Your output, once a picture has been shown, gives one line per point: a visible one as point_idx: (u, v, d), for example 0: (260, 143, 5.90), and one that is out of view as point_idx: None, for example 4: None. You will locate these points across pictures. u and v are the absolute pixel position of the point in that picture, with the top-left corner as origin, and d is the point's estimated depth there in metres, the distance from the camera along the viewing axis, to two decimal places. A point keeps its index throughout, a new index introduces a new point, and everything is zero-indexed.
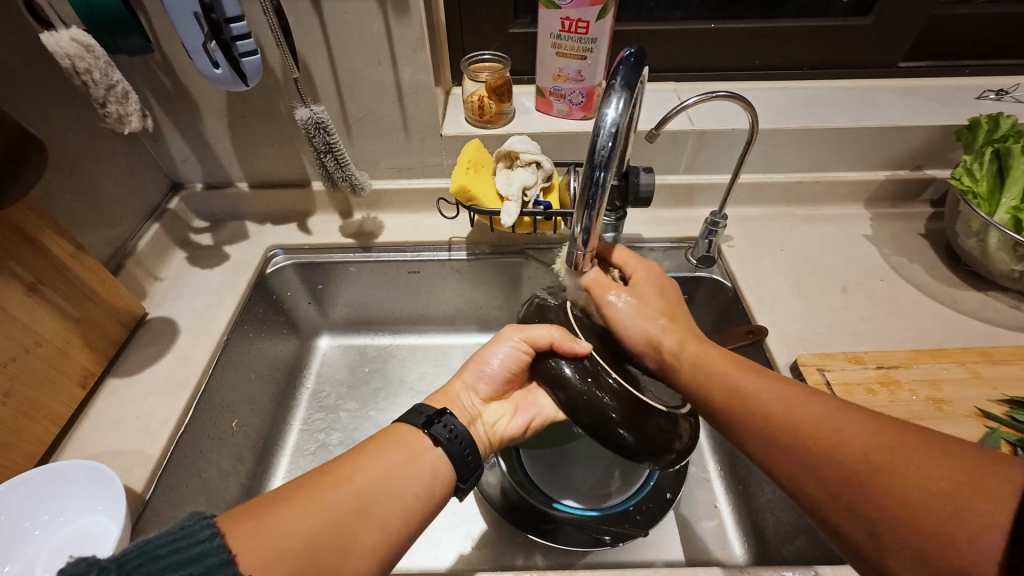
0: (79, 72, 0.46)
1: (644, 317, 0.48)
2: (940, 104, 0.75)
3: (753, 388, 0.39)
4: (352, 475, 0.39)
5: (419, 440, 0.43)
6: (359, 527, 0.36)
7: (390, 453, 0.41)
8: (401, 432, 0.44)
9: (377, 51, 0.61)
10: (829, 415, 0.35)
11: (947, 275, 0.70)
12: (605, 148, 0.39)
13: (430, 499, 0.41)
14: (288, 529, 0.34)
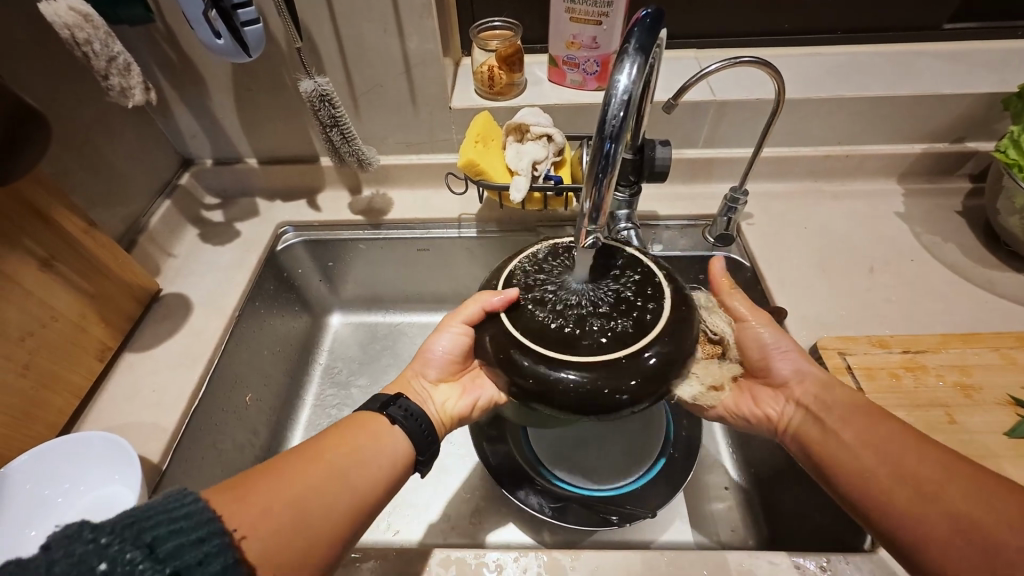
0: (78, 43, 0.45)
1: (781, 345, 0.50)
2: (986, 69, 0.70)
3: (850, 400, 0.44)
4: (316, 454, 0.40)
5: (377, 422, 0.44)
6: (331, 499, 0.38)
7: (358, 428, 0.43)
8: (362, 415, 0.44)
9: (382, 19, 0.59)
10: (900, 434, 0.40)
11: (984, 255, 0.66)
12: (616, 117, 0.36)
13: (401, 468, 0.43)
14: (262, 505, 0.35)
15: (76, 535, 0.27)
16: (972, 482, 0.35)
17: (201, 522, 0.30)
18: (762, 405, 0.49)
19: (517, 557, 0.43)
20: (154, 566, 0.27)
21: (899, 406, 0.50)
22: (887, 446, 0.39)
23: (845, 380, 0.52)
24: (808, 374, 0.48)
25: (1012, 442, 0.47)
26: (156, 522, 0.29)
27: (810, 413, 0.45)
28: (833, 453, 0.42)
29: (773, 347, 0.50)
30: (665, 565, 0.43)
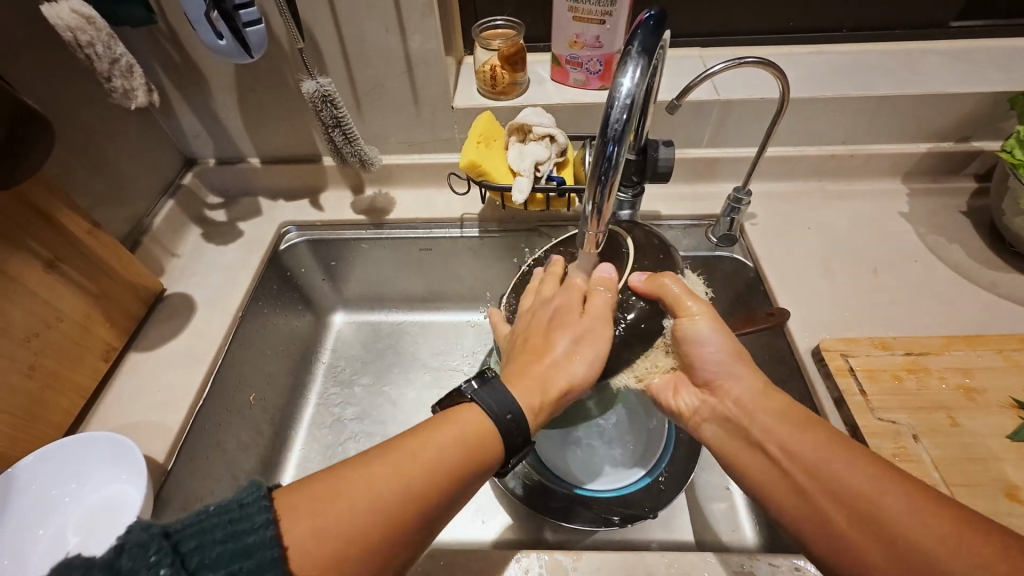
0: (81, 45, 0.45)
1: (721, 341, 0.45)
2: (993, 67, 0.69)
3: (771, 409, 0.42)
4: (387, 479, 0.34)
5: (481, 442, 0.38)
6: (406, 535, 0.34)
7: (442, 446, 0.37)
8: (459, 425, 0.38)
9: (384, 18, 0.59)
10: (826, 447, 0.37)
11: (989, 256, 0.66)
12: (619, 120, 0.36)
13: (470, 489, 0.38)
14: (333, 549, 0.32)
15: (141, 554, 0.27)
16: (909, 500, 0.33)
17: (263, 566, 0.29)
18: (679, 395, 0.48)
19: (518, 558, 0.44)
20: None
21: (901, 409, 0.50)
22: (819, 466, 0.37)
23: (847, 381, 0.52)
24: (735, 373, 0.45)
25: (1014, 444, 0.47)
26: (217, 554, 0.29)
27: (735, 425, 0.43)
28: (768, 478, 0.40)
29: (707, 345, 0.45)
30: (666, 566, 0.43)
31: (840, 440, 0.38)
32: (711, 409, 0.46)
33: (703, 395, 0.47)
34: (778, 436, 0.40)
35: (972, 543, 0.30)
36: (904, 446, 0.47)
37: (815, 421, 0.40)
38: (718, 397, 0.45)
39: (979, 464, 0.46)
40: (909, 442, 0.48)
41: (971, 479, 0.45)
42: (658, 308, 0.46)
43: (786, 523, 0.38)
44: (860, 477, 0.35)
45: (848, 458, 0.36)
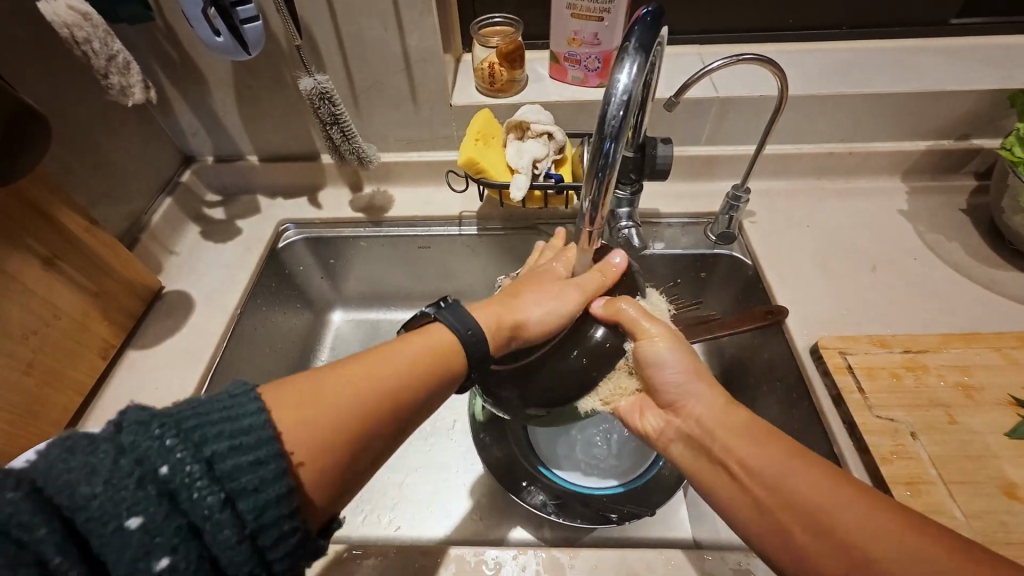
0: (77, 42, 0.45)
1: (678, 362, 0.43)
2: (993, 65, 0.69)
3: (725, 421, 0.41)
4: (372, 378, 0.37)
5: (449, 353, 0.41)
6: (386, 431, 0.37)
7: (413, 352, 0.40)
8: (428, 337, 0.41)
9: (382, 16, 0.59)
10: (776, 458, 0.36)
11: (988, 254, 0.66)
12: (616, 116, 0.36)
13: (440, 394, 0.41)
14: (324, 432, 0.33)
15: (144, 429, 0.27)
16: (857, 507, 0.32)
17: (263, 442, 0.29)
18: (645, 416, 0.45)
19: (515, 555, 0.44)
20: (210, 486, 0.27)
21: (900, 406, 0.50)
22: (774, 479, 0.36)
23: (845, 379, 0.52)
24: (696, 391, 0.43)
25: (1012, 442, 0.47)
26: (218, 432, 0.28)
27: (696, 442, 0.42)
28: (727, 495, 0.39)
29: (667, 367, 0.43)
30: (664, 565, 0.43)
31: (791, 449, 0.37)
32: (676, 429, 0.43)
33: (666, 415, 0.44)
34: (733, 452, 0.39)
35: (927, 551, 0.29)
36: (902, 443, 0.47)
37: (766, 429, 0.39)
38: (681, 418, 0.43)
39: (977, 461, 0.46)
40: (907, 440, 0.48)
41: (968, 477, 0.45)
42: (617, 332, 0.45)
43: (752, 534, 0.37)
44: (812, 486, 0.34)
45: (800, 468, 0.35)
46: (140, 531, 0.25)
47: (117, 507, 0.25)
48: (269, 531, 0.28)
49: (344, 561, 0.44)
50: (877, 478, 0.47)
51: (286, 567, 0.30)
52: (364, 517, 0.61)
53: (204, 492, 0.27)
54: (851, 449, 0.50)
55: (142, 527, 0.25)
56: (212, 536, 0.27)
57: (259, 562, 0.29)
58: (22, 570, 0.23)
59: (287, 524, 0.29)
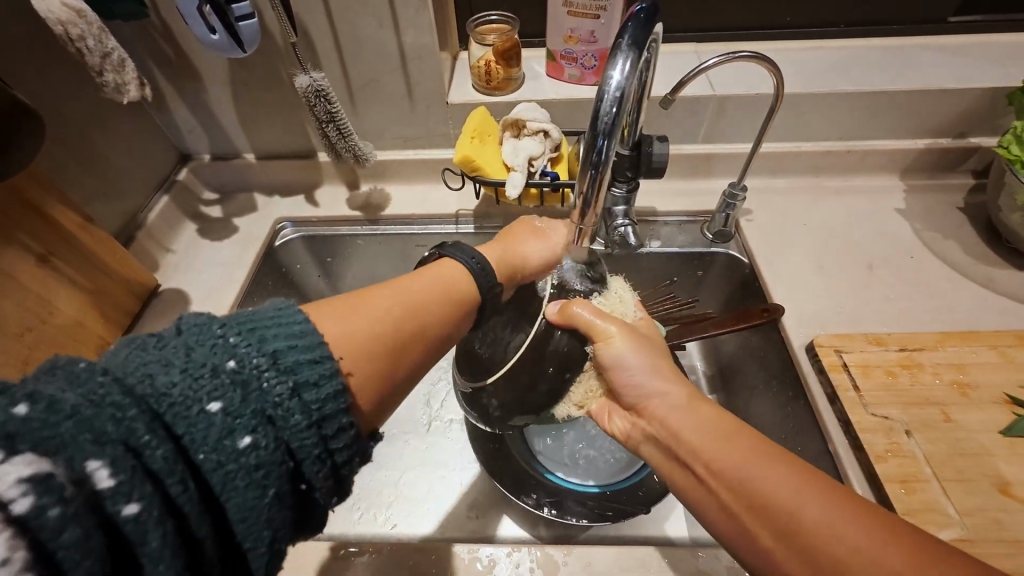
0: (72, 39, 0.45)
1: (638, 360, 0.42)
2: (991, 64, 0.69)
3: (689, 420, 0.39)
4: (399, 304, 0.38)
5: (467, 286, 0.42)
6: (416, 351, 0.38)
7: (432, 284, 0.40)
8: (444, 272, 0.42)
9: (377, 14, 0.59)
10: (739, 456, 0.35)
11: (985, 252, 0.66)
12: (609, 113, 0.36)
13: (462, 325, 0.42)
14: (360, 347, 0.34)
15: (208, 329, 0.28)
16: (821, 504, 0.31)
17: (318, 341, 0.29)
18: (612, 419, 0.46)
19: (510, 552, 0.44)
20: (277, 377, 0.27)
21: (895, 404, 0.50)
22: (739, 478, 0.35)
23: (841, 377, 0.52)
24: (658, 391, 0.42)
25: (1007, 440, 0.47)
26: (276, 331, 0.29)
27: (663, 445, 0.41)
28: (696, 494, 0.38)
29: (627, 369, 0.42)
30: (658, 562, 0.43)
31: (755, 446, 0.36)
32: (642, 431, 0.43)
33: (634, 417, 0.44)
34: (697, 452, 0.38)
35: (888, 548, 0.28)
36: (897, 441, 0.47)
37: (732, 427, 0.38)
38: (646, 419, 0.43)
39: (971, 459, 0.46)
40: (901, 438, 0.48)
41: (963, 475, 0.45)
42: (575, 336, 0.43)
43: (734, 549, 0.35)
44: (776, 484, 0.33)
45: (763, 466, 0.34)
46: (219, 414, 0.25)
47: (197, 392, 0.25)
48: (333, 423, 0.29)
49: (339, 558, 0.44)
50: (872, 476, 0.47)
51: (347, 460, 0.30)
52: (361, 516, 0.61)
53: (272, 381, 0.27)
54: (847, 447, 0.50)
55: (222, 410, 0.26)
56: (284, 422, 0.27)
57: (324, 451, 0.29)
58: (110, 446, 0.22)
59: (347, 418, 0.30)
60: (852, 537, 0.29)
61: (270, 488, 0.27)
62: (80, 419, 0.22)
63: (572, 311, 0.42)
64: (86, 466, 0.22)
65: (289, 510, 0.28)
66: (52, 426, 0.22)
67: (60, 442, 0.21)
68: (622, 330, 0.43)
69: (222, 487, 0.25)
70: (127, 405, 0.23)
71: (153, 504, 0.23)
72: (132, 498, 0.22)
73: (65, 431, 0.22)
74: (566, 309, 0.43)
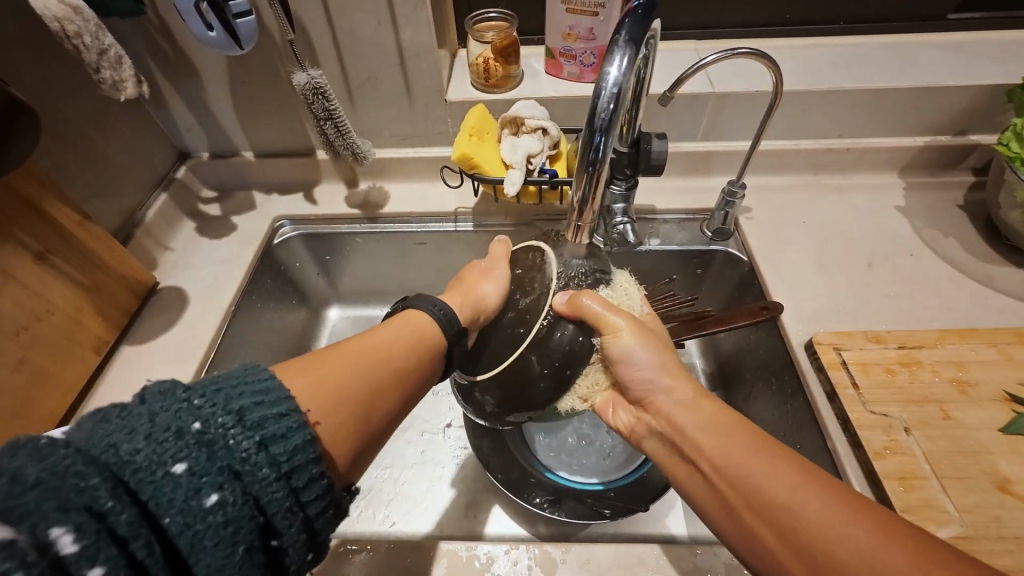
0: (69, 36, 0.45)
1: (648, 356, 0.42)
2: (992, 61, 0.68)
3: (695, 418, 0.40)
4: (370, 354, 0.39)
5: (433, 335, 0.43)
6: (384, 400, 0.38)
7: (400, 335, 0.41)
8: (411, 322, 0.43)
9: (375, 11, 0.59)
10: (741, 454, 0.36)
11: (985, 250, 0.65)
12: (606, 110, 0.36)
13: (430, 374, 0.43)
14: (336, 401, 0.35)
15: (171, 393, 0.28)
16: (820, 501, 0.31)
17: (283, 397, 0.30)
18: (617, 413, 0.47)
19: (508, 550, 0.44)
20: (244, 433, 0.28)
21: (895, 402, 0.50)
22: (740, 476, 0.35)
23: (840, 375, 0.52)
24: (663, 387, 0.42)
25: (1007, 437, 0.47)
26: (241, 392, 0.30)
27: (668, 440, 0.42)
28: (699, 492, 0.38)
29: (637, 364, 0.43)
30: (655, 560, 0.43)
31: (757, 444, 0.36)
32: (647, 426, 0.44)
33: (639, 412, 0.45)
34: (701, 449, 0.38)
35: (885, 545, 0.28)
36: (896, 439, 0.47)
37: (736, 425, 0.38)
38: (651, 415, 0.43)
39: (970, 457, 0.46)
40: (900, 435, 0.48)
41: (962, 472, 0.45)
42: (582, 328, 0.43)
43: (733, 547, 0.36)
44: (775, 482, 0.33)
45: (765, 464, 0.34)
46: (185, 475, 0.25)
47: (161, 455, 0.25)
48: (302, 474, 0.29)
49: (336, 555, 0.44)
50: (871, 473, 0.47)
51: (318, 511, 0.31)
52: (360, 513, 0.61)
53: (239, 438, 0.28)
54: (845, 444, 0.50)
55: (188, 471, 0.26)
56: (252, 477, 0.27)
57: (295, 503, 0.29)
58: (74, 512, 0.22)
59: (316, 468, 0.30)
60: (849, 534, 0.29)
61: (240, 544, 0.27)
62: (45, 488, 0.22)
63: (582, 306, 0.42)
64: (49, 533, 0.22)
65: (257, 568, 0.28)
66: (15, 497, 0.22)
67: (24, 511, 0.22)
68: (632, 325, 0.43)
69: (189, 549, 0.25)
70: (91, 472, 0.23)
71: (118, 566, 0.23)
72: (96, 563, 0.22)
73: (29, 500, 0.22)
74: (577, 304, 0.42)
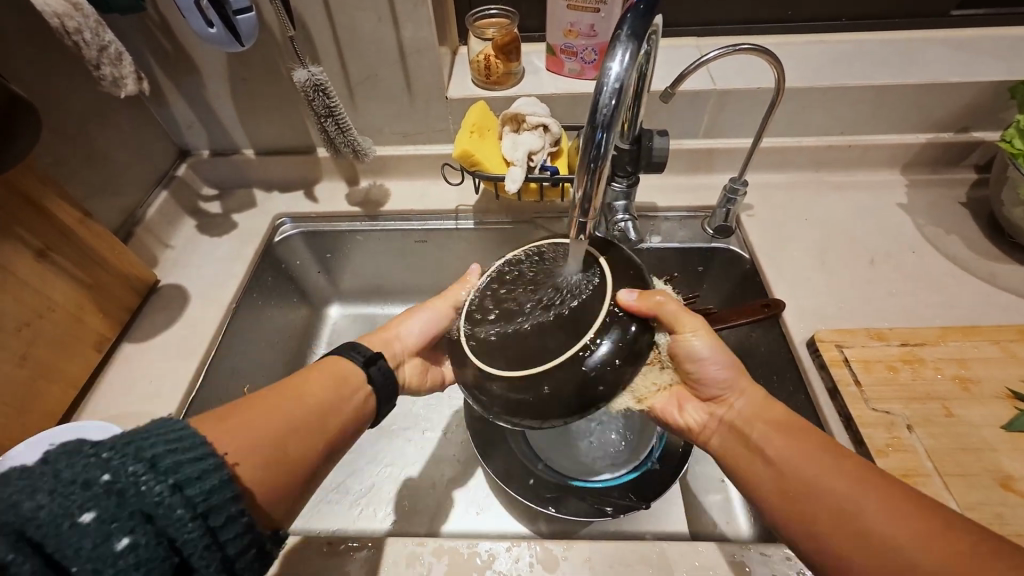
0: (69, 32, 0.45)
1: (720, 355, 0.44)
2: (994, 57, 0.68)
3: (760, 416, 0.42)
4: (298, 398, 0.41)
5: (359, 377, 0.46)
6: (313, 442, 0.40)
7: (329, 378, 0.44)
8: (341, 366, 0.46)
9: (375, 7, 0.58)
10: (801, 450, 0.38)
11: (987, 247, 0.65)
12: (607, 105, 0.35)
13: (362, 419, 0.45)
14: (261, 445, 0.36)
15: (76, 449, 0.28)
16: (881, 494, 0.34)
17: (198, 443, 0.31)
18: (684, 411, 0.47)
19: (510, 547, 0.44)
20: (156, 479, 0.28)
21: (897, 399, 0.50)
22: (800, 470, 0.37)
23: (841, 372, 0.52)
24: (737, 386, 0.45)
25: (1009, 435, 0.47)
26: (153, 440, 0.30)
27: (736, 436, 0.43)
28: (754, 481, 0.40)
29: (709, 362, 0.44)
30: (657, 557, 0.43)
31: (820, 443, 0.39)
32: (717, 421, 0.45)
33: (707, 409, 0.46)
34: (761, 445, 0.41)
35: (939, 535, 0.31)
36: (898, 436, 0.47)
37: (798, 425, 0.40)
38: (723, 409, 0.45)
39: (973, 454, 0.46)
40: (903, 433, 0.47)
41: (964, 470, 0.45)
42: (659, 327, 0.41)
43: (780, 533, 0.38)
44: (835, 477, 0.36)
45: (826, 461, 0.37)
46: (92, 524, 0.26)
47: (66, 508, 0.26)
48: (219, 514, 0.30)
49: (338, 553, 0.44)
50: None
51: (240, 550, 0.31)
52: (361, 510, 0.61)
53: (151, 484, 0.28)
54: (847, 442, 0.49)
55: (96, 519, 0.26)
56: (165, 520, 0.28)
57: (214, 541, 0.30)
58: None
59: (235, 506, 0.30)
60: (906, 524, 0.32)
61: None
62: None
63: (668, 305, 0.41)
64: None
65: None
66: None
67: None
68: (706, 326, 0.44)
69: None
70: None
71: None
72: None
73: None
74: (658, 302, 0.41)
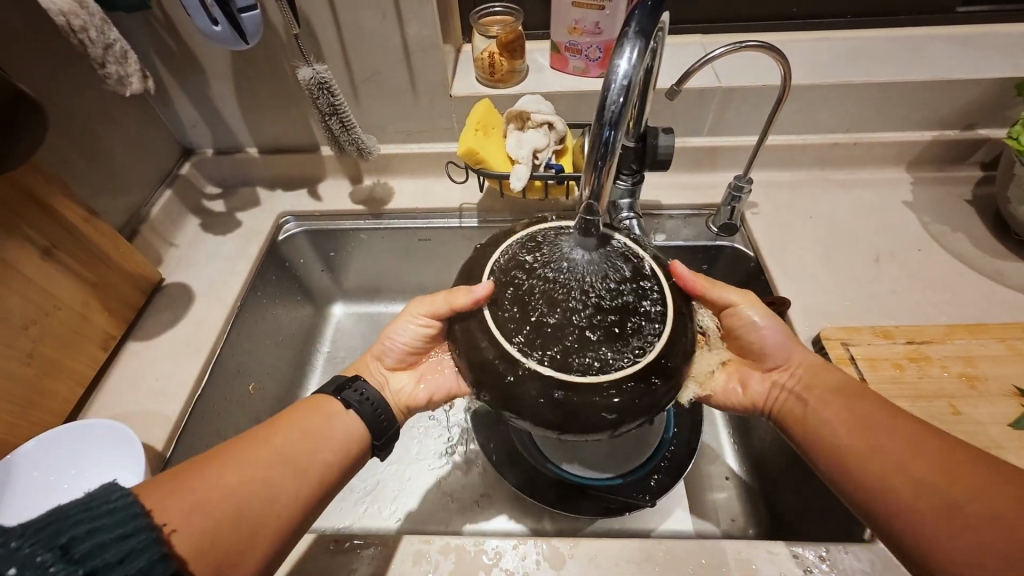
0: (75, 30, 0.45)
1: (771, 325, 0.48)
2: (1001, 53, 0.68)
3: (820, 378, 0.45)
4: (261, 449, 0.41)
5: (334, 410, 0.45)
6: (279, 493, 0.39)
7: (303, 417, 0.44)
8: (319, 401, 0.45)
9: (380, 5, 0.58)
10: (862, 409, 0.41)
11: (992, 245, 0.65)
12: (615, 103, 0.35)
13: (347, 457, 0.44)
14: (215, 505, 0.36)
15: None
16: (942, 448, 0.37)
17: (125, 520, 0.29)
18: (747, 386, 0.49)
19: (516, 545, 0.44)
20: (68, 567, 0.26)
21: (904, 398, 0.49)
22: (861, 426, 0.40)
23: (848, 370, 0.51)
24: (791, 354, 0.47)
25: (1016, 433, 0.47)
26: (76, 520, 0.28)
27: (795, 401, 0.45)
28: (813, 436, 0.42)
29: (762, 332, 0.48)
30: (663, 555, 0.43)
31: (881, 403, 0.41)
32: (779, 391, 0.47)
33: (769, 380, 0.48)
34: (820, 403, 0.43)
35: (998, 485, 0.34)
36: None
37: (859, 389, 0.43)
38: (783, 377, 0.47)
39: None
40: None
41: None
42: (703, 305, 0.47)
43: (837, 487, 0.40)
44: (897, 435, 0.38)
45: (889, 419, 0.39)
46: None
47: None
48: None
49: (345, 550, 0.44)
50: None
51: None
52: (366, 508, 0.61)
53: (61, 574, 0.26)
54: None
55: None
56: None
57: None
58: None
59: None
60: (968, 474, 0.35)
61: None
62: None
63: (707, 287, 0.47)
64: None
65: None
66: None
67: None
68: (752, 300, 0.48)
69: None
70: None
71: None
72: None
73: None
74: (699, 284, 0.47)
